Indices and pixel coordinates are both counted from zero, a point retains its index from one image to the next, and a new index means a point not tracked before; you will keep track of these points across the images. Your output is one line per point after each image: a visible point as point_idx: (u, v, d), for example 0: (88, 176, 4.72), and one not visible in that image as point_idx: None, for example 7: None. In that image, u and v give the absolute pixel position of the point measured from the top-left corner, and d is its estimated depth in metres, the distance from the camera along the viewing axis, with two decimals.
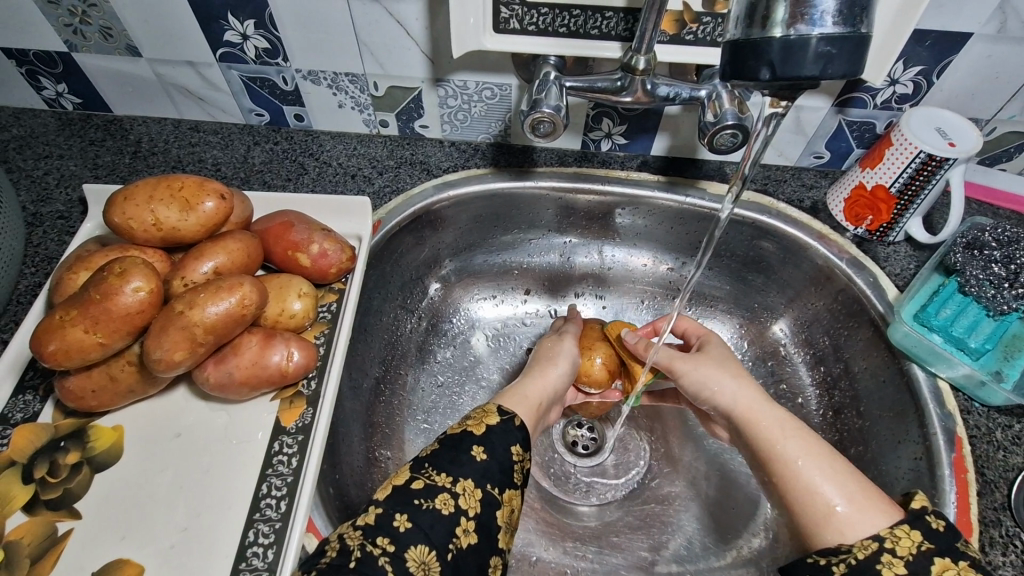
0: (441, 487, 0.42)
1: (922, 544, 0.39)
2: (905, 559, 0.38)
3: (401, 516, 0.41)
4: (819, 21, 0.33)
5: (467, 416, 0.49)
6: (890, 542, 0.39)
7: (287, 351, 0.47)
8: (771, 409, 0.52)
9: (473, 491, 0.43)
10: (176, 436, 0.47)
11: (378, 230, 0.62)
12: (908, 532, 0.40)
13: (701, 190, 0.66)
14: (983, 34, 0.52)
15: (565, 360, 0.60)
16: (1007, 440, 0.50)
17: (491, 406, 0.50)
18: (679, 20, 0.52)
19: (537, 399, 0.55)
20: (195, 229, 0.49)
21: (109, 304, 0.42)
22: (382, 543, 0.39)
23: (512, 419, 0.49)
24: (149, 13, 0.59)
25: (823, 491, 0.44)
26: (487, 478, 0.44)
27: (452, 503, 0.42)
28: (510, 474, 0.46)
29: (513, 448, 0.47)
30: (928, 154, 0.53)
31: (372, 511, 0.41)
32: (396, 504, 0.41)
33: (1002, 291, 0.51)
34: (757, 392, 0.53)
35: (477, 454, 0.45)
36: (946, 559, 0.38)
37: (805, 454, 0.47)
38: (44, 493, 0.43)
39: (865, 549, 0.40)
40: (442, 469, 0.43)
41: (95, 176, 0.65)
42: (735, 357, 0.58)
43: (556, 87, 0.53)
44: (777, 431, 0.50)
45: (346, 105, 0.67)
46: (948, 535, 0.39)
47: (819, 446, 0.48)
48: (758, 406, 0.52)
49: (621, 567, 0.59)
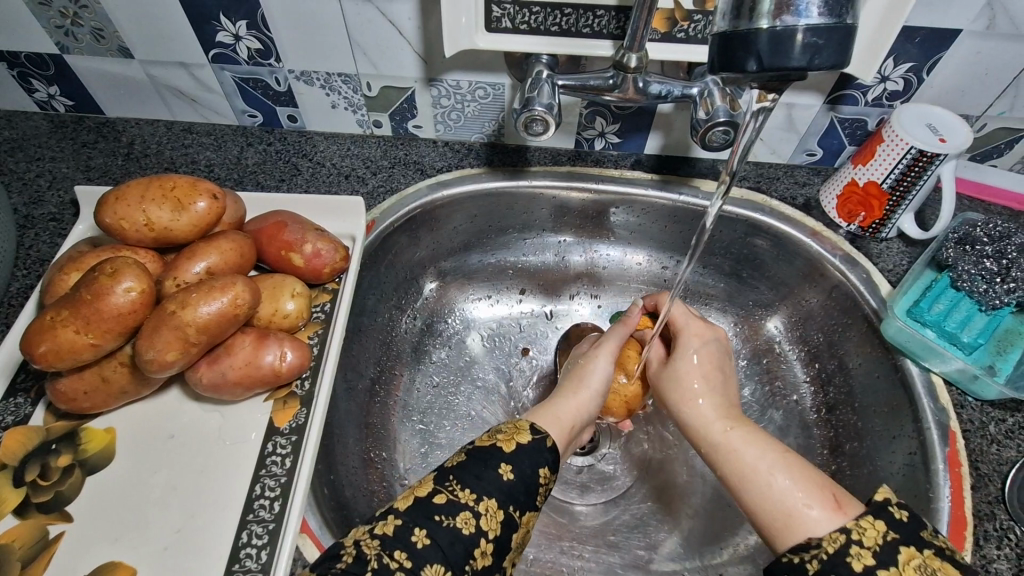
0: (464, 504, 0.42)
1: (887, 534, 0.38)
2: (873, 549, 0.38)
3: (421, 532, 0.40)
4: (806, 12, 0.33)
5: (500, 428, 0.48)
6: (857, 533, 0.39)
7: (280, 352, 0.47)
8: (719, 428, 0.51)
9: (496, 513, 0.42)
10: (169, 437, 0.47)
11: (372, 230, 0.62)
12: (872, 523, 0.39)
13: (694, 188, 0.66)
14: (972, 31, 0.53)
15: (597, 384, 0.56)
16: (1000, 434, 0.50)
17: (523, 423, 0.49)
18: (670, 18, 0.52)
19: (570, 420, 0.53)
20: (188, 229, 0.49)
21: (101, 304, 0.42)
22: (399, 557, 0.39)
23: (543, 439, 0.48)
24: (141, 14, 0.59)
25: (770, 497, 0.44)
26: (511, 498, 0.43)
27: (473, 524, 0.41)
28: (534, 497, 0.45)
29: (541, 470, 0.46)
30: (918, 151, 0.53)
31: (391, 522, 0.40)
32: (416, 516, 0.41)
33: (994, 286, 0.52)
34: (710, 409, 0.52)
35: (504, 473, 0.44)
36: (912, 547, 0.38)
37: (751, 461, 0.47)
38: (35, 496, 0.43)
39: (834, 542, 0.39)
40: (465, 485, 0.43)
41: (88, 178, 0.65)
42: (705, 361, 0.55)
43: (548, 85, 0.53)
44: (733, 440, 0.49)
45: (340, 106, 0.67)
46: (911, 524, 0.39)
47: (769, 450, 0.47)
48: (707, 426, 0.52)
49: (617, 566, 0.59)
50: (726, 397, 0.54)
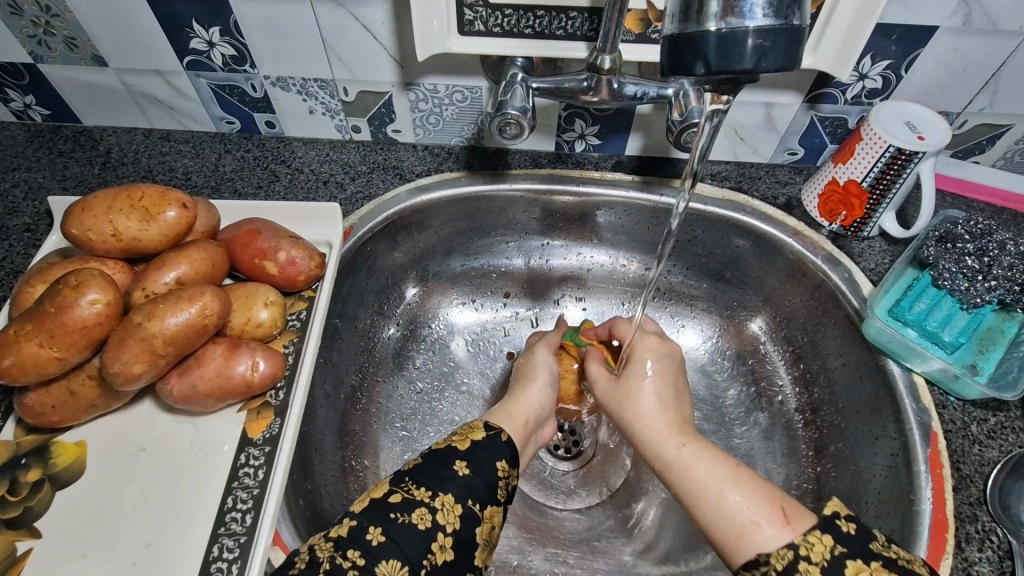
0: (419, 500, 0.41)
1: (835, 549, 0.37)
2: (820, 565, 0.36)
3: (376, 530, 0.39)
4: (750, 14, 0.33)
5: (453, 431, 0.48)
6: (804, 549, 0.38)
7: (252, 362, 0.46)
8: (671, 442, 0.48)
9: (453, 507, 0.41)
10: (141, 450, 0.46)
11: (349, 236, 0.61)
12: (820, 537, 0.38)
13: (674, 189, 0.66)
14: (949, 27, 0.52)
15: (544, 375, 0.58)
16: (983, 434, 0.50)
17: (477, 421, 0.49)
18: (644, 19, 0.51)
19: (523, 416, 0.53)
20: (157, 238, 0.48)
21: (65, 317, 0.41)
22: (353, 556, 0.38)
23: (499, 433, 0.48)
24: (112, 22, 0.58)
25: (724, 515, 0.42)
26: (470, 493, 0.43)
27: (429, 518, 0.40)
28: (494, 491, 0.44)
29: (498, 464, 0.46)
30: (897, 148, 0.53)
31: (346, 523, 0.39)
32: (372, 516, 0.40)
33: (976, 284, 0.52)
34: (662, 421, 0.50)
35: (460, 470, 0.44)
36: (858, 562, 0.36)
37: (704, 479, 0.44)
38: (4, 512, 0.42)
39: (781, 560, 0.38)
40: (421, 483, 0.42)
41: (63, 188, 0.64)
42: (659, 379, 0.53)
43: (521, 88, 0.52)
44: (682, 457, 0.47)
45: (317, 111, 0.66)
46: (860, 537, 0.37)
47: (718, 463, 0.45)
48: (658, 442, 0.49)
49: (602, 571, 0.59)
50: (679, 412, 0.51)
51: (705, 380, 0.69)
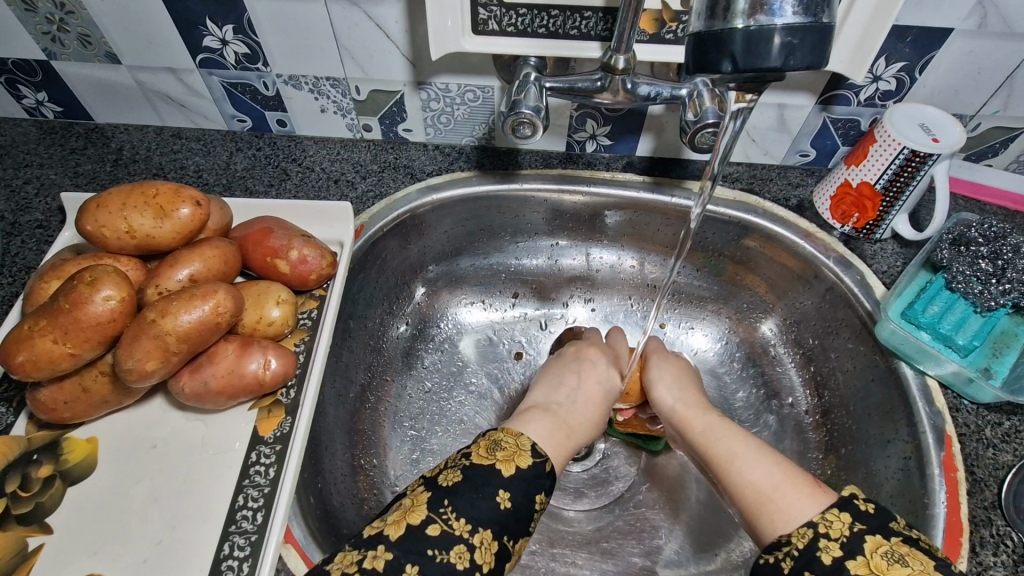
0: (458, 537, 0.40)
1: (853, 526, 0.38)
2: (840, 540, 0.38)
3: (411, 568, 0.38)
4: (780, 11, 0.33)
5: (501, 446, 0.46)
6: (823, 526, 0.39)
7: (264, 359, 0.46)
8: (706, 415, 0.54)
9: (490, 544, 0.41)
10: (152, 447, 0.47)
11: (360, 235, 0.61)
12: (838, 515, 0.39)
13: (686, 190, 0.66)
14: (964, 29, 0.52)
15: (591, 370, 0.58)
16: (997, 438, 0.50)
17: (525, 442, 0.47)
18: (658, 19, 0.51)
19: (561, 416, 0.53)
20: (171, 236, 0.48)
21: (79, 313, 0.41)
22: None
23: (544, 462, 0.47)
24: (125, 19, 0.58)
25: (753, 479, 0.45)
26: (505, 528, 0.42)
27: (467, 558, 0.40)
28: (527, 524, 0.44)
29: (538, 497, 0.45)
30: (911, 150, 0.53)
31: (381, 556, 0.39)
32: (407, 551, 0.39)
33: (990, 287, 0.52)
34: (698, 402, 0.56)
35: (503, 502, 0.43)
36: (878, 536, 0.37)
37: (736, 443, 0.49)
38: (16, 507, 0.42)
39: (802, 537, 0.39)
40: (461, 514, 0.41)
41: (75, 185, 0.64)
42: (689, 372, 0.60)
43: (535, 88, 0.52)
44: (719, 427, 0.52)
45: (328, 110, 0.66)
46: (879, 515, 0.39)
47: (751, 439, 0.49)
48: (696, 413, 0.54)
49: (611, 573, 0.58)
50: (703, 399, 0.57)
51: (714, 382, 0.69)
